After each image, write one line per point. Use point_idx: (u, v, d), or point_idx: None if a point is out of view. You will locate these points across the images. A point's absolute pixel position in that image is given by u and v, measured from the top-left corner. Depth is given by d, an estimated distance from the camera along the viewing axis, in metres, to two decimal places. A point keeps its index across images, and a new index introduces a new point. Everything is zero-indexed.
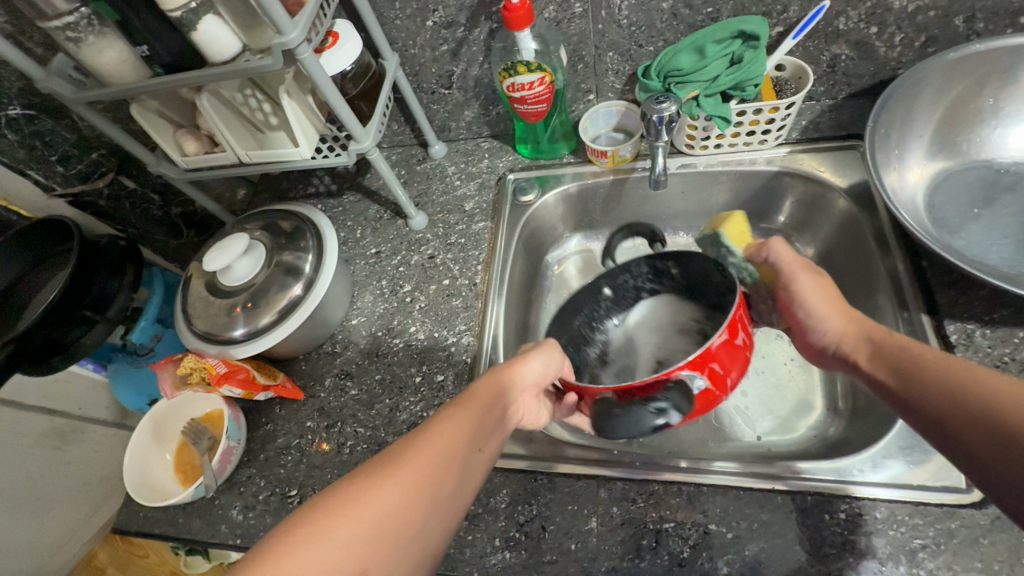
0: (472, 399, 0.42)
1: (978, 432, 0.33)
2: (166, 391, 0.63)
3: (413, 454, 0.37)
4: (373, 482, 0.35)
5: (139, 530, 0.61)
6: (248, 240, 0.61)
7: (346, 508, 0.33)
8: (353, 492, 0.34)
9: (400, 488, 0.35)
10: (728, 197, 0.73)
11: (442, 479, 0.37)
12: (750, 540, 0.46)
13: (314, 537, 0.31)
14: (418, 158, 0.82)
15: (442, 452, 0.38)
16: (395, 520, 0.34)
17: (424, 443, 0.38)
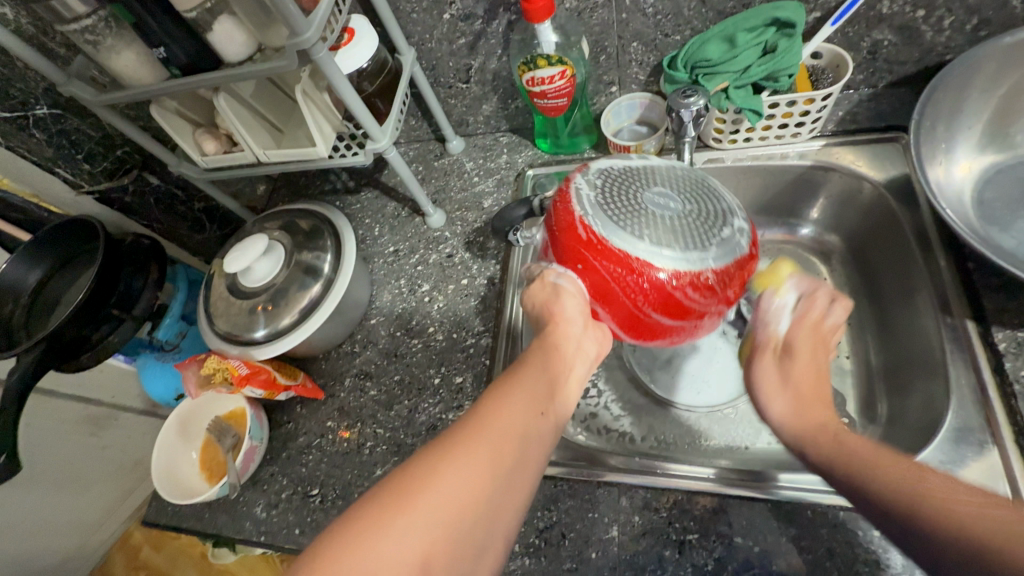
0: (528, 370, 0.41)
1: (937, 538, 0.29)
2: (190, 389, 0.64)
3: (474, 434, 0.35)
4: (443, 460, 0.33)
5: (166, 523, 0.63)
6: (268, 241, 0.61)
7: (414, 495, 0.31)
8: (419, 479, 0.32)
9: (477, 463, 0.33)
10: (756, 192, 0.70)
11: (510, 454, 0.35)
12: (777, 555, 0.44)
13: (393, 523, 0.30)
14: (436, 154, 0.80)
15: (508, 427, 0.36)
16: (470, 498, 0.32)
17: (488, 419, 0.36)
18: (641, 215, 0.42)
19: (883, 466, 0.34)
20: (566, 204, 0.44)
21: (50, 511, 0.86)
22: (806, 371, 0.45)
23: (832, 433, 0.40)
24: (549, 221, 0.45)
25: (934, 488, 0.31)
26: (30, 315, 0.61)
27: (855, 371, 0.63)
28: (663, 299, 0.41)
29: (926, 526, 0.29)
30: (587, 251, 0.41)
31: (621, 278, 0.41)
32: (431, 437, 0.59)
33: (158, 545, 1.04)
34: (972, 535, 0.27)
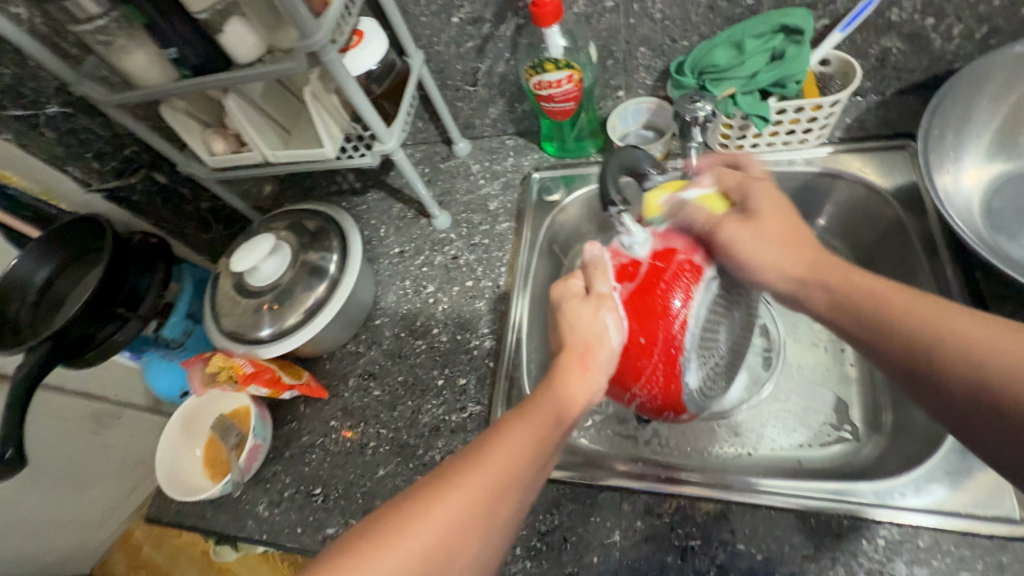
0: (532, 414, 0.40)
1: (965, 403, 0.33)
2: (195, 387, 0.64)
3: (463, 480, 0.36)
4: (429, 503, 0.35)
5: (169, 520, 0.63)
6: (274, 241, 0.61)
7: (400, 531, 0.33)
8: (401, 522, 0.34)
9: (459, 509, 0.35)
10: None
11: (496, 504, 0.36)
12: (780, 562, 0.44)
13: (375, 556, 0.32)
14: (442, 156, 0.81)
15: (497, 477, 0.37)
16: (447, 550, 0.33)
17: (477, 465, 0.37)
18: (710, 348, 0.49)
19: (907, 318, 0.37)
20: (689, 280, 0.47)
21: (53, 506, 0.87)
22: (774, 225, 0.46)
23: (851, 279, 0.41)
24: (661, 261, 0.48)
25: (965, 329, 0.34)
26: (38, 313, 0.62)
27: (860, 379, 0.63)
28: (661, 398, 0.48)
29: (949, 374, 0.34)
30: (665, 318, 0.46)
31: (666, 365, 0.47)
32: (434, 439, 0.59)
33: (159, 542, 1.05)
34: (1007, 399, 0.31)
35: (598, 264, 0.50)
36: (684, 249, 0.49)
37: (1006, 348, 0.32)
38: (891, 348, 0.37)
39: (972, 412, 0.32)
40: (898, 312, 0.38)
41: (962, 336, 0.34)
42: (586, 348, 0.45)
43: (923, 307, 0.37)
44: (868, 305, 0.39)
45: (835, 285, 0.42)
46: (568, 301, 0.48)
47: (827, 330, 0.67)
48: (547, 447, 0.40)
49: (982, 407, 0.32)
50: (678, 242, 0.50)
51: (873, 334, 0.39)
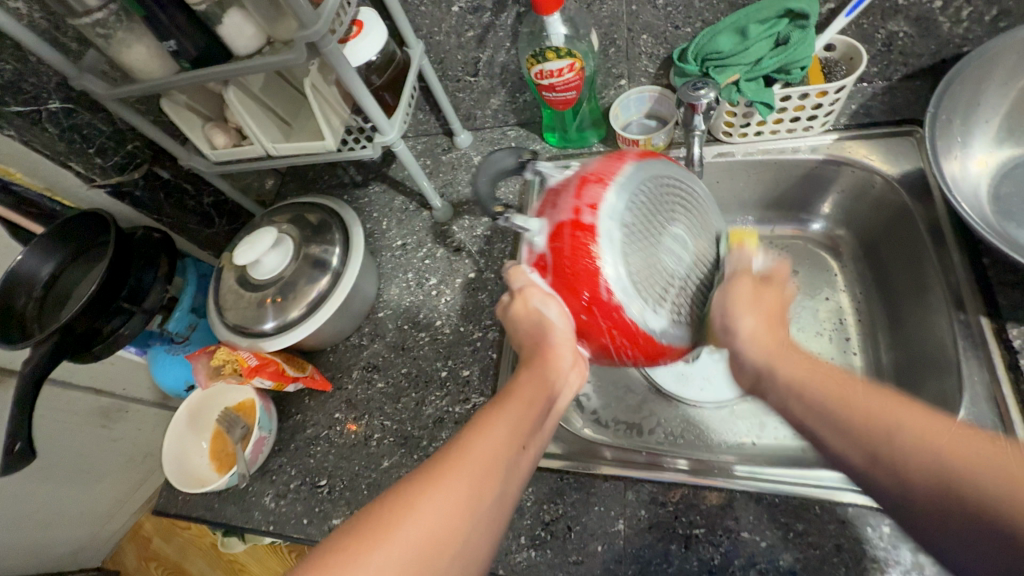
0: (510, 400, 0.40)
1: (919, 500, 0.34)
2: (200, 380, 0.65)
3: (449, 469, 0.35)
4: (419, 493, 0.33)
5: (177, 512, 0.64)
6: (276, 234, 0.61)
7: (374, 542, 0.31)
8: (390, 514, 0.32)
9: (449, 496, 0.33)
10: (766, 186, 0.69)
11: (487, 487, 0.35)
12: (785, 550, 0.44)
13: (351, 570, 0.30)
14: (443, 148, 0.80)
15: (483, 461, 0.35)
16: (439, 537, 0.32)
17: (464, 452, 0.36)
18: (663, 287, 0.42)
19: (903, 424, 0.36)
20: (590, 244, 0.40)
21: (63, 499, 0.88)
22: (768, 301, 0.46)
23: (808, 369, 0.42)
24: (558, 239, 0.41)
25: (931, 435, 0.35)
26: (44, 308, 0.62)
27: (865, 368, 0.62)
28: (646, 356, 0.43)
29: (915, 481, 0.35)
30: (588, 283, 0.40)
31: (618, 330, 0.41)
32: (438, 430, 0.59)
33: (169, 534, 1.06)
34: (988, 510, 0.31)
35: (515, 267, 0.46)
36: (579, 200, 0.42)
37: (953, 462, 0.33)
38: (896, 443, 0.36)
39: (955, 524, 0.33)
40: (886, 412, 0.37)
41: (942, 447, 0.34)
42: (549, 340, 0.44)
43: (899, 411, 0.37)
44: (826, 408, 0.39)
45: (841, 395, 0.39)
46: (510, 304, 0.47)
47: (832, 320, 0.66)
48: (530, 432, 0.39)
49: (962, 519, 0.32)
50: (573, 199, 0.42)
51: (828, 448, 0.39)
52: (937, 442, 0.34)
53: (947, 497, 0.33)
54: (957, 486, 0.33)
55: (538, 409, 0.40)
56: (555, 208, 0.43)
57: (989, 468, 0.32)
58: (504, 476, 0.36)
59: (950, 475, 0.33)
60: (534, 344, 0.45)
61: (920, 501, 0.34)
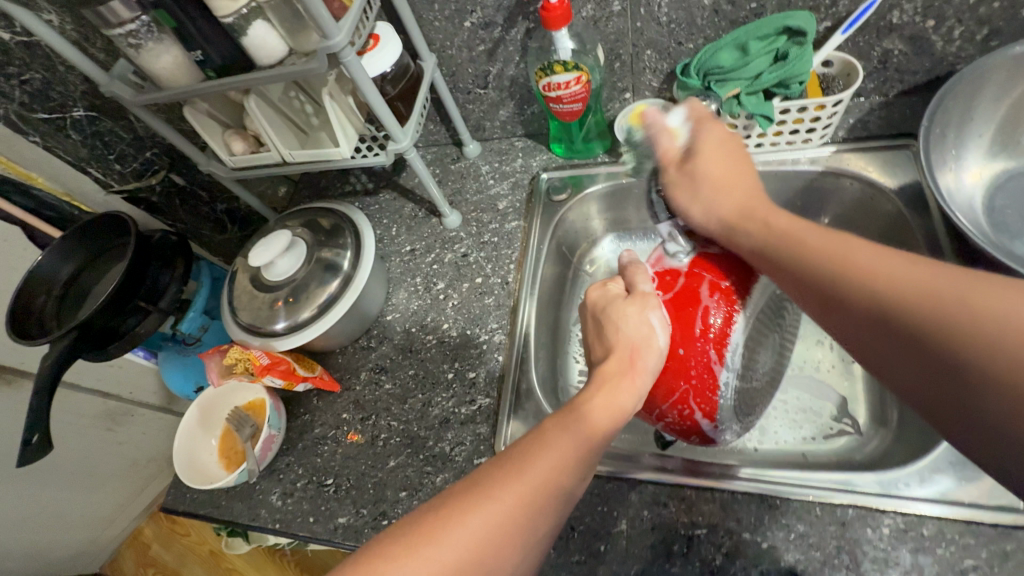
0: (573, 421, 0.40)
1: (860, 326, 0.38)
2: (212, 379, 0.66)
3: (500, 486, 0.36)
4: (467, 508, 0.35)
5: (185, 509, 0.65)
6: (290, 237, 0.63)
7: (423, 542, 0.33)
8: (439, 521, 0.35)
9: (495, 517, 0.35)
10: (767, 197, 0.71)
11: (535, 512, 0.36)
12: (786, 550, 0.45)
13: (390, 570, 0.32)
14: (453, 157, 0.83)
15: (536, 486, 0.37)
16: (484, 552, 0.34)
17: (518, 471, 0.37)
18: (745, 368, 0.50)
19: (812, 253, 0.42)
20: (714, 312, 0.49)
21: (68, 500, 0.89)
22: (713, 158, 0.52)
23: (753, 210, 0.48)
24: (697, 273, 0.51)
25: (868, 268, 0.38)
26: (62, 306, 0.64)
27: (867, 376, 0.63)
28: (690, 425, 0.49)
29: (858, 307, 0.38)
30: (694, 339, 0.48)
31: (692, 389, 0.48)
32: (443, 431, 0.60)
33: (169, 541, 1.06)
34: (896, 313, 0.35)
35: (639, 267, 0.53)
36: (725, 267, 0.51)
37: (875, 265, 0.38)
38: (808, 271, 0.41)
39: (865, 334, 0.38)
40: (804, 250, 0.42)
41: (868, 272, 0.37)
42: (636, 354, 0.45)
43: (820, 240, 0.42)
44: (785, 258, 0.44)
45: (768, 222, 0.46)
46: (614, 303, 0.49)
47: None
48: (586, 461, 0.40)
49: (897, 317, 0.35)
50: (716, 264, 0.51)
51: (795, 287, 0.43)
52: (853, 263, 0.39)
53: (881, 317, 0.36)
54: (891, 306, 0.36)
55: (602, 437, 0.40)
56: (705, 263, 0.52)
57: (937, 275, 0.34)
58: (546, 506, 0.37)
59: (876, 287, 0.37)
60: (616, 354, 0.45)
61: (870, 316, 0.37)
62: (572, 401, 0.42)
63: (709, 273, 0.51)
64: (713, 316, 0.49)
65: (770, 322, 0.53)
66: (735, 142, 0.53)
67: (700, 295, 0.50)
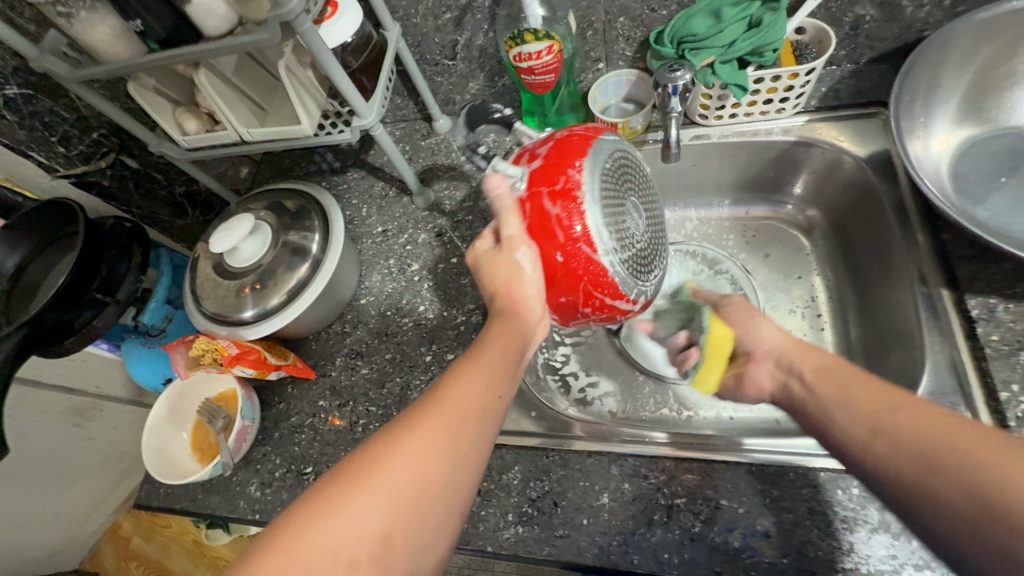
0: (487, 350, 0.40)
1: (942, 506, 0.31)
2: (179, 371, 0.63)
3: (426, 413, 0.35)
4: (395, 441, 0.33)
5: (159, 505, 0.63)
6: (252, 222, 0.60)
7: (357, 483, 0.31)
8: (372, 457, 0.32)
9: (430, 443, 0.33)
10: (740, 167, 0.71)
11: (467, 431, 0.35)
12: (761, 515, 0.46)
13: (320, 527, 0.29)
14: (423, 133, 0.80)
15: (463, 404, 0.36)
16: (426, 476, 0.32)
17: (441, 398, 0.36)
18: (626, 241, 0.44)
19: (893, 417, 0.37)
20: (569, 215, 0.42)
21: (38, 499, 0.86)
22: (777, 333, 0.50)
23: (844, 369, 0.43)
24: (536, 190, 0.44)
25: (947, 441, 0.33)
26: (10, 300, 0.60)
27: (837, 343, 0.65)
28: (610, 311, 0.46)
29: (951, 498, 0.31)
30: (568, 250, 0.42)
31: (591, 287, 0.43)
32: None
33: (150, 533, 1.06)
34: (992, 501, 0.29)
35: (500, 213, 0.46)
36: (558, 164, 0.44)
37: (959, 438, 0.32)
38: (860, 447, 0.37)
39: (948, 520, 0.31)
40: (886, 412, 0.37)
41: (908, 429, 0.35)
42: (512, 288, 0.44)
43: (900, 403, 0.37)
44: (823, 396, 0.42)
45: (830, 379, 0.43)
46: (483, 256, 0.46)
47: (805, 297, 0.69)
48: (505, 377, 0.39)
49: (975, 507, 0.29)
50: (552, 170, 0.44)
51: (820, 430, 0.41)
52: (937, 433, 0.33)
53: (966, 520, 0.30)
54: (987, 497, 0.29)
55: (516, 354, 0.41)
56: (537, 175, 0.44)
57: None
58: (484, 421, 0.36)
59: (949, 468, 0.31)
60: (504, 290, 0.44)
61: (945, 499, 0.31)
62: (479, 338, 0.42)
63: (551, 169, 0.44)
64: (570, 220, 0.42)
65: (624, 180, 0.47)
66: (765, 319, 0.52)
67: (546, 211, 0.43)
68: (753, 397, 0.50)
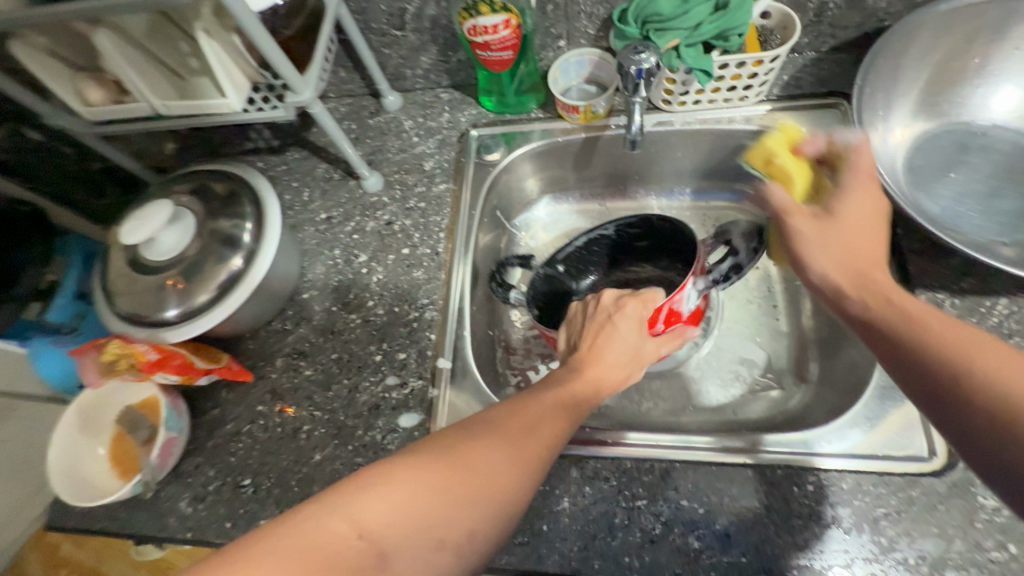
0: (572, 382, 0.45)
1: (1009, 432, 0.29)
2: (91, 379, 0.57)
3: (507, 424, 0.40)
4: (475, 439, 0.39)
5: (75, 525, 0.57)
6: (171, 209, 0.53)
7: (436, 461, 0.37)
8: (454, 446, 0.38)
9: (502, 450, 0.38)
10: (702, 155, 0.69)
11: (536, 450, 0.39)
12: (720, 514, 0.46)
13: (399, 485, 0.35)
14: (370, 111, 0.73)
15: (537, 427, 0.41)
16: (492, 478, 0.37)
17: (525, 414, 0.41)
18: None
19: (964, 340, 0.33)
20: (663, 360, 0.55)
21: None
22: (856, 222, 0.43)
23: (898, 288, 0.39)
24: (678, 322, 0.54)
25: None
26: None
27: (792, 334, 0.65)
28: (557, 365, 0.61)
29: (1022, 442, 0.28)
30: None
31: None
32: (373, 418, 0.56)
33: None
34: None
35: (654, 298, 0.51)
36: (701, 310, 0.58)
37: None
38: (917, 361, 0.34)
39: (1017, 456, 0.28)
40: (955, 337, 0.34)
41: (994, 376, 0.31)
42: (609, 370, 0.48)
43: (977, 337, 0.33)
44: (890, 324, 0.37)
45: (887, 292, 0.39)
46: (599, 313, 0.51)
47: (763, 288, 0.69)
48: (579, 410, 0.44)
49: None
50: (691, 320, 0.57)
51: (879, 338, 0.37)
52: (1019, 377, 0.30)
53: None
54: None
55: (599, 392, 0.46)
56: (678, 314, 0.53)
57: None
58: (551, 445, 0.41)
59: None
60: (599, 336, 0.49)
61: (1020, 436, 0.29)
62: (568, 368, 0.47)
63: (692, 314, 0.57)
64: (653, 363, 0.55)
65: None
66: (879, 200, 0.44)
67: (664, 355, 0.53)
68: (818, 267, 0.42)
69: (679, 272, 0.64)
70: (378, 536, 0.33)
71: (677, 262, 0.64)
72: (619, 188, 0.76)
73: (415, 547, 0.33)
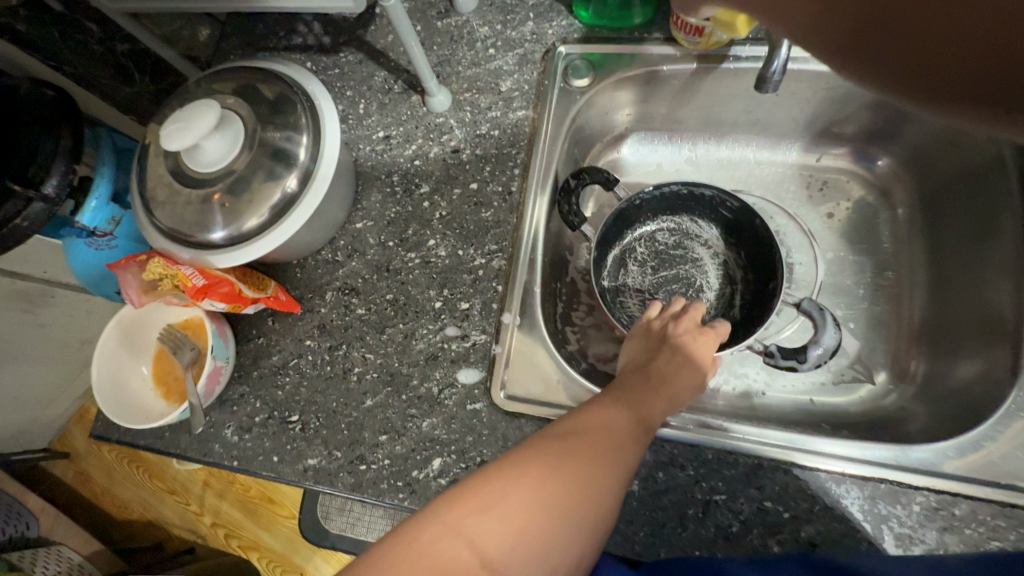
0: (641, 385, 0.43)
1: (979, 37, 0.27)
2: (132, 297, 0.52)
3: (582, 433, 0.38)
4: (552, 453, 0.37)
5: (117, 435, 0.55)
6: (216, 110, 0.45)
7: (522, 479, 0.35)
8: (534, 462, 0.36)
9: (583, 465, 0.37)
10: (831, 104, 0.58)
11: (615, 457, 0.38)
12: (808, 522, 0.42)
13: (489, 509, 0.34)
14: (440, 10, 0.62)
15: (614, 437, 0.39)
16: (579, 494, 0.36)
17: (600, 425, 0.39)
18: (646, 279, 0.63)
19: None
20: None
21: None
22: None
23: None
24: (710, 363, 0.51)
25: None
26: None
27: (893, 325, 0.58)
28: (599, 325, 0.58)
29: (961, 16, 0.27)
30: None
31: None
32: (430, 368, 0.52)
33: None
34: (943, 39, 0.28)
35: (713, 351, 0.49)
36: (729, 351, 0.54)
37: None
38: None
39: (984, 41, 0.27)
40: None
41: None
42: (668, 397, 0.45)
43: None
44: None
45: None
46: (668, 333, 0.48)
47: (868, 269, 0.61)
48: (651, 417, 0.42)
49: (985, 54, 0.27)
50: None
51: None
52: None
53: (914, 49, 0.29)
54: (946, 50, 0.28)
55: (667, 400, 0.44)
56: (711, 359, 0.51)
57: None
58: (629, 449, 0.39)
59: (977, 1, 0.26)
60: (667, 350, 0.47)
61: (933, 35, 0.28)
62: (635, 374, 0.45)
63: None
64: None
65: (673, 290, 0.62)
66: None
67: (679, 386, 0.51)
68: None
69: (742, 268, 0.61)
70: (492, 559, 0.33)
71: (744, 259, 0.61)
72: (717, 133, 0.65)
73: (527, 565, 0.33)
